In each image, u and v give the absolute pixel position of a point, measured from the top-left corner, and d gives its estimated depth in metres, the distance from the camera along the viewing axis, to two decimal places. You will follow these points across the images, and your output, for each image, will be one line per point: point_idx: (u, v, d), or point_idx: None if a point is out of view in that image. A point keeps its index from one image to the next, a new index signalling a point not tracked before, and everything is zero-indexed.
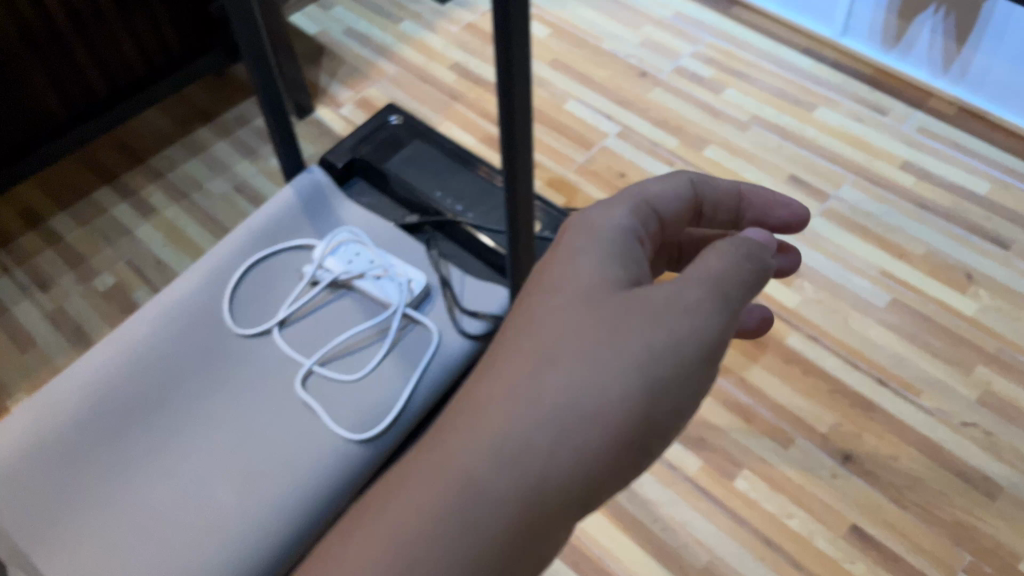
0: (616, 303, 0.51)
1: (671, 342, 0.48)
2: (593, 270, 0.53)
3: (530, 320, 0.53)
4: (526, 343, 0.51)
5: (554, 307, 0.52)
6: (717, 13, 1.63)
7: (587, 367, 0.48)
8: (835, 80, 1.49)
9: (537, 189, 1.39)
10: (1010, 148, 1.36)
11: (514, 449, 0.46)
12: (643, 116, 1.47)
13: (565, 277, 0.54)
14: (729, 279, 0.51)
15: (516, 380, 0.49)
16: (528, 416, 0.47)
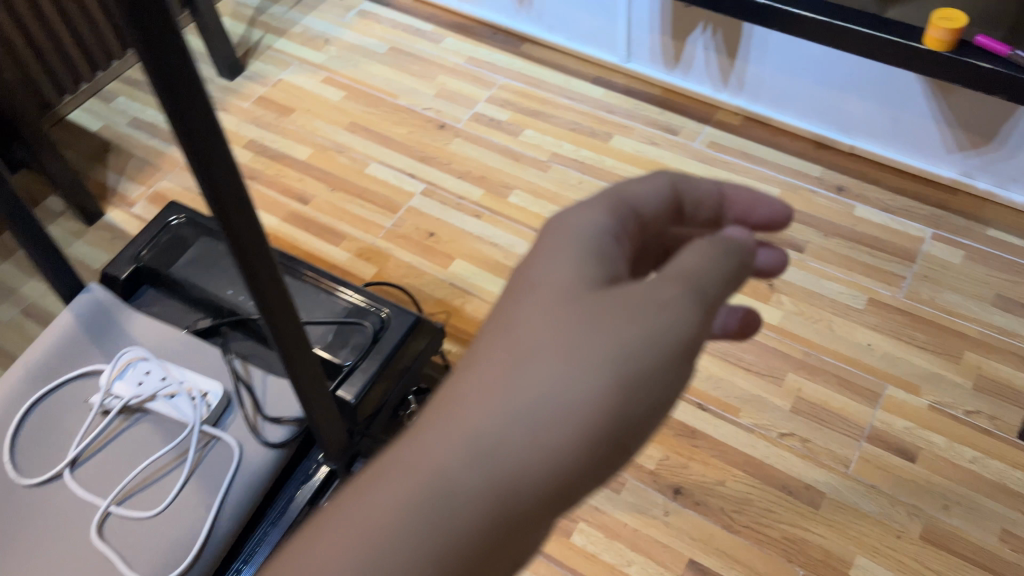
0: (596, 300, 0.42)
1: (655, 344, 0.41)
2: (573, 267, 0.44)
3: (497, 322, 0.44)
4: (496, 351, 0.42)
5: (527, 309, 0.43)
6: (508, 52, 1.64)
7: (563, 376, 0.40)
8: (627, 107, 1.52)
9: (346, 262, 1.35)
10: (795, 151, 1.42)
11: (480, 476, 0.38)
12: (445, 170, 1.46)
13: (537, 272, 0.44)
14: (709, 273, 0.44)
15: (488, 394, 0.40)
16: (502, 439, 0.38)
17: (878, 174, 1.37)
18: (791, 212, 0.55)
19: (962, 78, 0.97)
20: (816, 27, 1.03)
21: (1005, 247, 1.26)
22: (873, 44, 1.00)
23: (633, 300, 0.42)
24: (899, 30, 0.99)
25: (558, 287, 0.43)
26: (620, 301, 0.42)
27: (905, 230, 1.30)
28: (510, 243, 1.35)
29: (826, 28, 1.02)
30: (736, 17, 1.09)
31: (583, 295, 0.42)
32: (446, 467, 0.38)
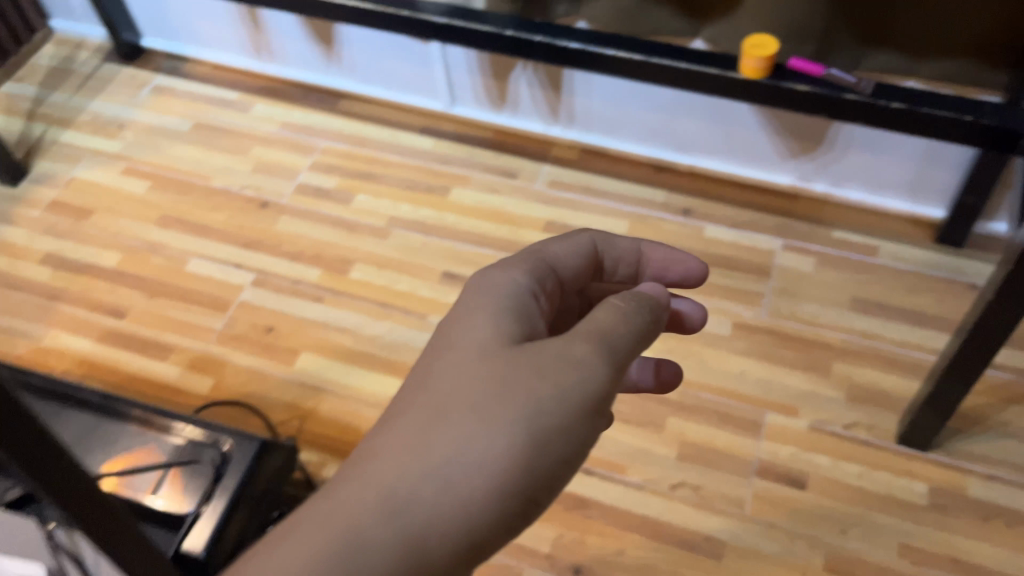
0: (509, 358, 0.48)
1: (559, 397, 0.46)
2: (491, 329, 0.50)
3: (424, 379, 0.49)
4: (423, 404, 0.47)
5: (450, 364, 0.49)
6: (325, 112, 1.53)
7: (478, 430, 0.45)
8: (460, 154, 1.44)
9: (178, 378, 1.21)
10: (636, 178, 1.38)
11: (402, 512, 0.42)
12: (276, 253, 1.34)
13: (458, 335, 0.51)
14: (615, 332, 0.49)
15: (416, 442, 0.45)
16: (422, 482, 0.43)
17: (720, 190, 1.36)
18: (704, 272, 0.67)
19: (782, 102, 0.94)
20: (632, 65, 0.98)
21: (850, 247, 1.27)
22: (691, 77, 0.96)
23: (542, 358, 0.47)
24: (714, 60, 0.95)
25: (476, 347, 0.49)
26: (529, 359, 0.47)
27: (756, 244, 1.29)
28: (359, 325, 1.24)
29: (642, 66, 0.97)
30: (549, 62, 1.03)
31: (498, 354, 0.48)
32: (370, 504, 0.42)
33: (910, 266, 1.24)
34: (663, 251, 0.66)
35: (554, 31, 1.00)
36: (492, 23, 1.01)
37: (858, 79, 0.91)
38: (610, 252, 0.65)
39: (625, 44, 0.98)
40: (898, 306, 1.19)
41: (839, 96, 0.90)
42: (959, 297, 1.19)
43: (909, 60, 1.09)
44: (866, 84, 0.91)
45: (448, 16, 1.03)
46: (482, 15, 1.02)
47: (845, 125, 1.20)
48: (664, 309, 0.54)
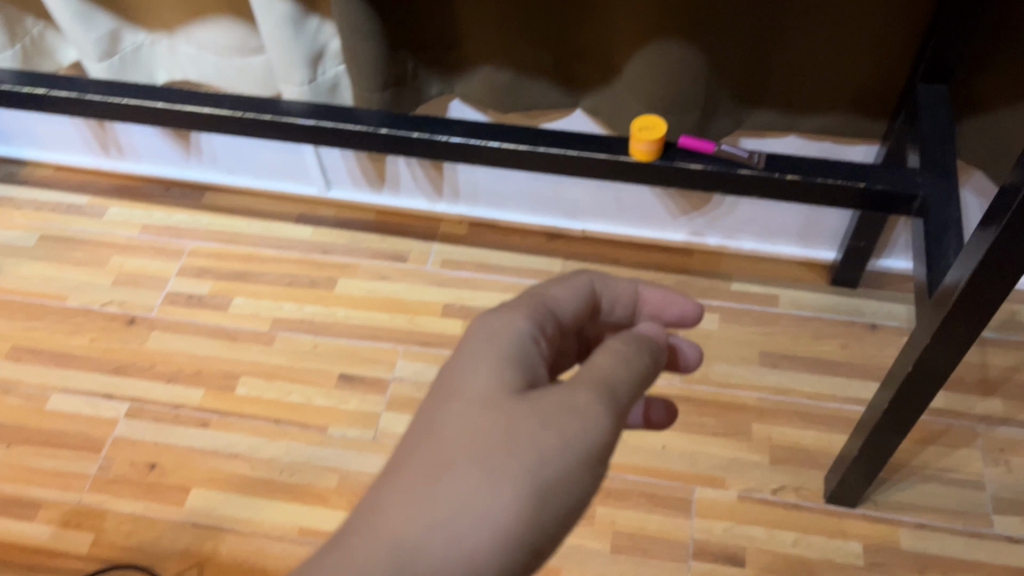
0: (518, 405, 0.48)
1: (568, 448, 0.47)
2: (500, 371, 0.50)
3: (432, 423, 0.48)
4: (436, 448, 0.47)
5: (463, 407, 0.48)
6: (190, 209, 1.41)
7: (494, 479, 0.45)
8: (343, 241, 1.36)
9: (51, 539, 1.07)
10: (530, 249, 1.34)
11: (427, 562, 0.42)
12: (150, 376, 1.21)
13: (465, 378, 0.50)
14: (609, 386, 0.51)
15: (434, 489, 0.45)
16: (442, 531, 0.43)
17: (617, 253, 1.33)
18: (699, 311, 0.71)
19: (676, 180, 0.92)
20: (518, 156, 0.93)
21: (751, 298, 1.26)
22: (581, 163, 0.92)
23: (549, 408, 0.48)
24: (602, 144, 0.92)
25: (485, 394, 0.48)
26: (537, 408, 0.48)
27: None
28: (253, 447, 1.14)
29: (529, 156, 0.92)
30: (429, 157, 0.97)
31: (508, 401, 0.48)
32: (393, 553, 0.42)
33: (811, 311, 1.24)
34: (661, 292, 0.69)
35: (432, 125, 0.95)
36: (365, 122, 0.95)
37: (749, 152, 0.90)
38: (608, 292, 0.66)
39: (508, 134, 0.93)
40: (806, 355, 1.19)
41: (732, 172, 0.89)
42: (861, 339, 1.20)
43: (790, 117, 1.08)
44: (757, 157, 0.89)
45: (316, 117, 0.96)
46: (354, 115, 0.97)
47: (731, 199, 1.21)
48: (655, 367, 0.57)
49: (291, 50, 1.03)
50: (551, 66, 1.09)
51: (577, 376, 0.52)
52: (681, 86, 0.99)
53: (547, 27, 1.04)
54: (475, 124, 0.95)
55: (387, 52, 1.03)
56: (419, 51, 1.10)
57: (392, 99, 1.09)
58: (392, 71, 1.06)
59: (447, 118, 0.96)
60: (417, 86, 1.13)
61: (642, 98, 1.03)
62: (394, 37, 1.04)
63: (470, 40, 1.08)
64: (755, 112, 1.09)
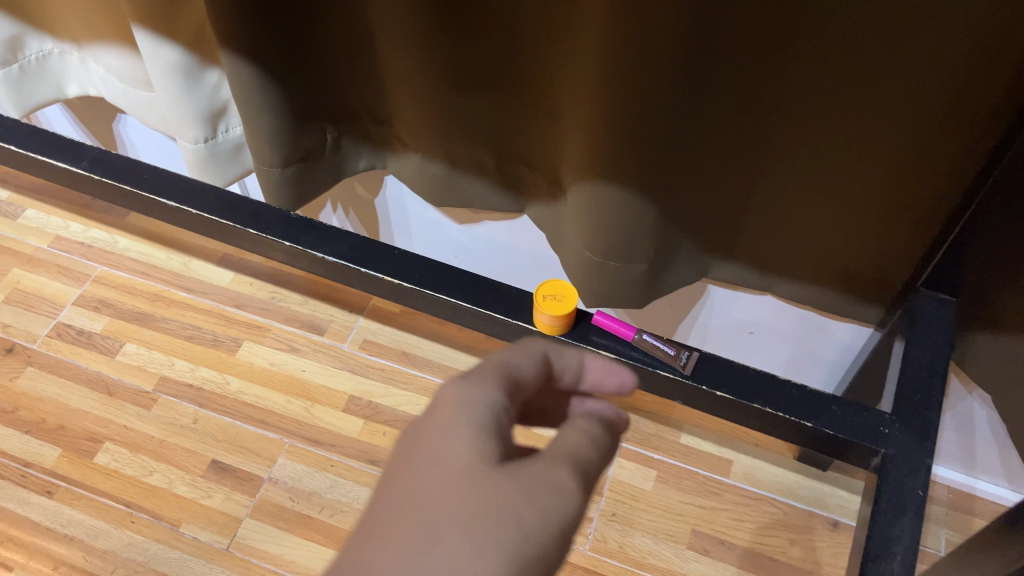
0: (497, 476, 0.39)
1: (550, 522, 0.38)
2: (475, 436, 0.40)
3: (399, 487, 0.38)
4: (410, 519, 0.37)
5: (438, 479, 0.38)
6: (112, 227, 1.28)
7: (477, 546, 0.36)
8: (262, 297, 1.21)
9: None
10: (465, 344, 1.17)
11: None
12: (8, 422, 1.09)
13: (434, 441, 0.40)
14: (582, 464, 0.43)
15: (413, 552, 0.35)
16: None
17: None
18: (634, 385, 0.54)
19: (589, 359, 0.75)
20: (407, 294, 0.77)
21: (699, 459, 1.07)
22: (478, 318, 0.76)
23: (528, 479, 0.39)
24: (506, 300, 0.75)
25: (458, 466, 0.39)
26: (516, 479, 0.39)
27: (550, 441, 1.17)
28: (92, 531, 1.00)
29: (418, 296, 0.77)
30: (317, 273, 0.82)
31: (487, 472, 0.39)
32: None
33: (764, 490, 1.04)
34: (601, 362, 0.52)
35: (318, 236, 0.79)
36: (242, 220, 0.80)
37: (676, 348, 0.72)
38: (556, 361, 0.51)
39: (399, 265, 0.77)
40: (746, 547, 1.00)
41: (652, 372, 0.72)
42: (815, 540, 1.00)
43: (766, 278, 0.89)
44: (687, 356, 0.72)
45: (189, 202, 0.82)
46: (250, 207, 0.81)
47: None
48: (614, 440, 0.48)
49: (183, 105, 0.88)
50: (492, 167, 0.91)
51: (548, 450, 0.43)
52: (624, 236, 0.80)
53: (485, 125, 0.87)
54: (369, 243, 0.79)
55: (293, 123, 0.87)
56: (341, 121, 0.94)
57: (299, 173, 0.92)
58: (299, 143, 0.90)
59: (341, 229, 0.80)
60: (339, 157, 0.96)
61: (580, 236, 0.84)
62: (304, 105, 0.88)
63: (400, 121, 0.92)
64: (726, 265, 0.90)
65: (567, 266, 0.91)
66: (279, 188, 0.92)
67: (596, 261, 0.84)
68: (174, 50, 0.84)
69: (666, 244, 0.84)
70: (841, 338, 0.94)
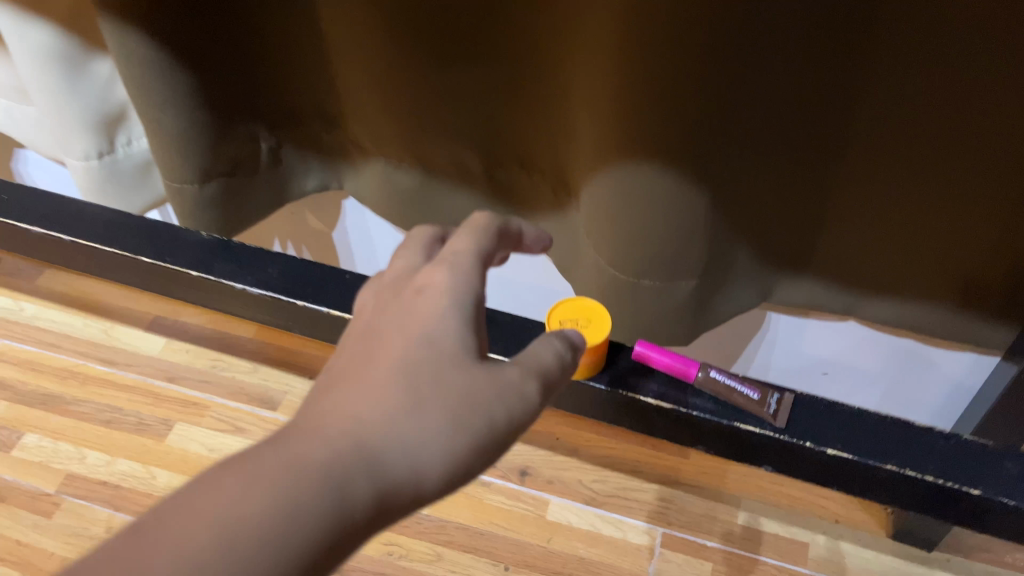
0: (475, 368, 0.37)
1: (510, 417, 0.38)
2: (456, 322, 0.39)
3: (380, 358, 0.37)
4: (383, 382, 0.35)
5: (414, 352, 0.37)
6: (19, 292, 1.05)
7: (442, 423, 0.35)
8: (200, 366, 0.98)
9: None
10: None
11: (359, 495, 0.31)
12: None
13: (421, 321, 0.38)
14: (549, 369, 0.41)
15: (382, 414, 0.34)
16: (376, 461, 0.33)
17: (578, 438, 0.92)
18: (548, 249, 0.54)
19: (628, 410, 0.52)
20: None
21: (763, 544, 0.83)
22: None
23: (505, 381, 0.38)
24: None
25: (441, 348, 0.37)
26: (492, 376, 0.38)
27: (583, 524, 0.86)
28: None
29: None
30: (238, 314, 0.59)
31: (464, 360, 0.38)
32: (331, 463, 0.31)
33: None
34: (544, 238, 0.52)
35: (235, 259, 0.57)
36: (135, 246, 0.58)
37: (761, 390, 0.49)
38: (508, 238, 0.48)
39: (346, 294, 0.55)
40: None
41: (726, 425, 0.48)
42: None
43: (849, 294, 0.67)
44: (776, 401, 0.48)
45: (54, 225, 0.60)
46: (156, 227, 0.59)
47: None
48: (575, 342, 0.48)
49: (64, 105, 0.66)
50: (478, 173, 0.69)
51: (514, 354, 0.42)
52: (663, 240, 0.58)
53: (464, 116, 0.65)
54: (306, 265, 0.57)
55: (207, 124, 0.66)
56: (280, 125, 0.72)
57: (223, 191, 0.70)
58: (220, 151, 0.68)
59: (267, 248, 0.58)
60: (281, 173, 0.75)
61: (599, 246, 0.62)
62: (222, 100, 0.66)
63: (356, 120, 0.70)
64: (795, 281, 0.67)
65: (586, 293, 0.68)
66: (198, 212, 0.71)
67: (625, 276, 0.61)
68: (43, 29, 0.62)
69: (719, 254, 0.62)
70: (949, 373, 0.72)
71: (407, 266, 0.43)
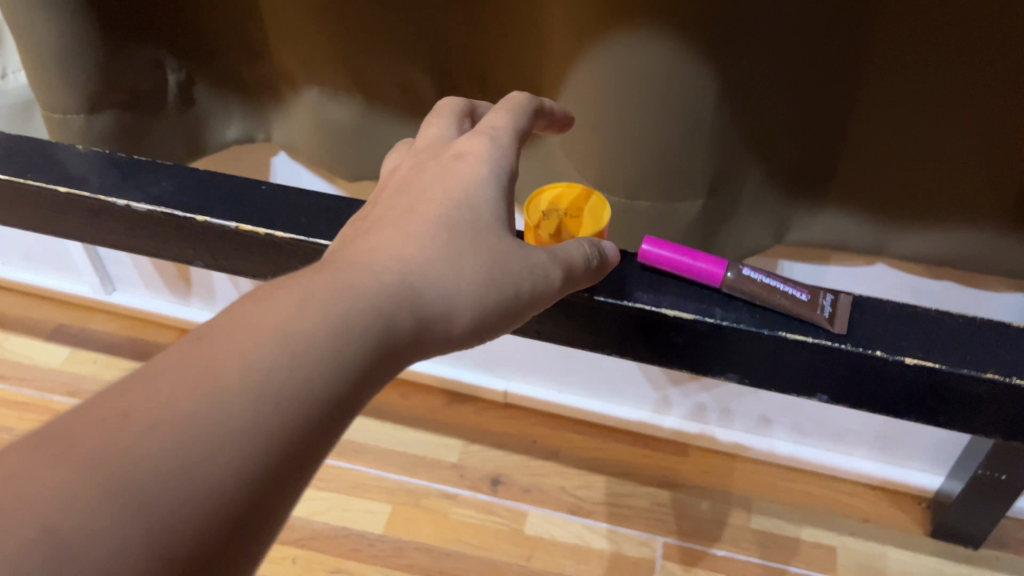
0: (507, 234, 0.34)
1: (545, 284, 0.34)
2: (496, 185, 0.36)
3: (420, 207, 0.34)
4: (425, 225, 0.32)
5: (455, 205, 0.34)
6: None
7: (479, 271, 0.32)
8: (110, 378, 0.88)
9: None
10: (410, 422, 0.84)
11: (407, 328, 0.29)
12: None
13: (458, 183, 0.35)
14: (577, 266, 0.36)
15: (432, 255, 0.31)
16: (427, 301, 0.30)
17: (558, 440, 0.82)
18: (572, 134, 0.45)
19: (633, 333, 0.40)
20: (277, 253, 0.43)
21: (771, 551, 0.73)
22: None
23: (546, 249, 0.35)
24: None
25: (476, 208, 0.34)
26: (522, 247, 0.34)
27: (567, 535, 0.75)
28: None
29: (297, 252, 0.42)
30: (128, 253, 0.47)
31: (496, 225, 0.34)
32: (375, 290, 0.28)
33: None
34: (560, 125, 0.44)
35: (117, 172, 0.45)
36: None
37: (810, 291, 0.38)
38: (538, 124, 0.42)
39: (259, 205, 0.43)
40: None
41: (769, 337, 0.37)
42: None
43: (879, 225, 0.54)
44: (829, 305, 0.37)
45: None
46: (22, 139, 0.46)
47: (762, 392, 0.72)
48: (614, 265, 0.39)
49: None
50: (432, 101, 0.57)
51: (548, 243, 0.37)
52: (664, 141, 0.46)
53: (409, 21, 0.52)
54: (208, 177, 0.45)
55: (92, 38, 0.53)
56: (190, 54, 0.59)
57: (120, 127, 0.59)
58: (112, 79, 0.56)
59: (159, 160, 0.46)
60: (193, 118, 0.62)
61: (582, 164, 0.51)
62: (111, 13, 0.54)
63: (279, 43, 0.57)
64: (815, 207, 0.55)
65: None
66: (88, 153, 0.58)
67: (617, 197, 0.50)
68: None
69: (727, 167, 0.50)
70: None
71: (442, 135, 0.40)
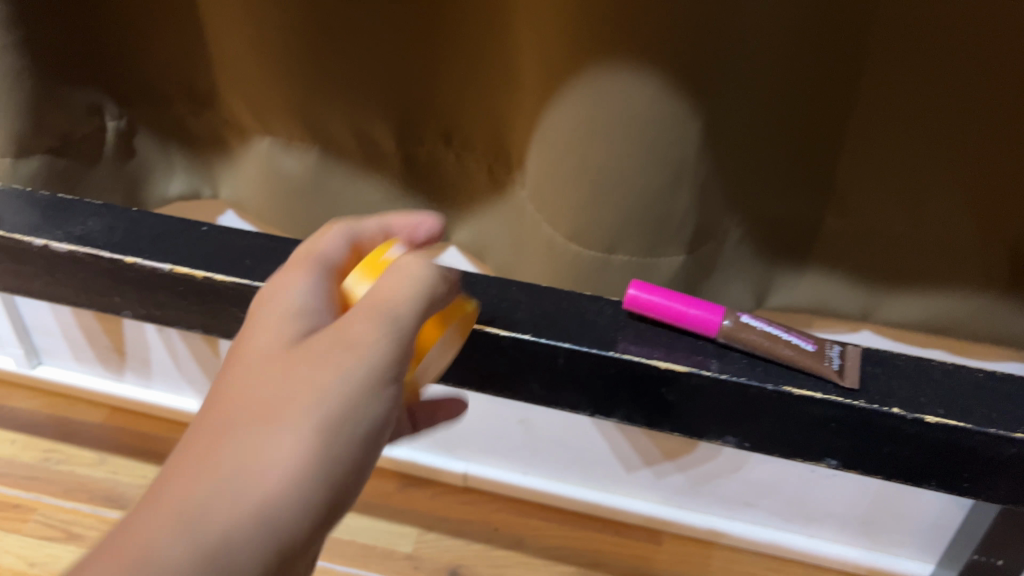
0: (306, 359, 0.29)
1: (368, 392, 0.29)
2: (292, 329, 0.31)
3: (230, 379, 0.30)
4: (222, 412, 0.28)
5: (243, 381, 0.29)
6: None
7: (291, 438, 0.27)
8: (28, 461, 0.80)
9: None
10: (359, 504, 0.78)
11: (223, 554, 0.25)
12: None
13: (242, 344, 0.31)
14: (396, 303, 0.30)
15: (232, 447, 0.27)
16: (230, 519, 0.26)
17: (520, 526, 0.76)
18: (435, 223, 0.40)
19: (621, 391, 0.36)
20: (213, 299, 0.39)
21: None
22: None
23: (389, 322, 0.29)
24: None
25: (272, 359, 0.29)
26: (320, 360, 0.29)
27: None
28: None
29: (237, 297, 0.38)
30: (48, 300, 0.43)
31: (296, 353, 0.29)
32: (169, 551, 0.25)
33: None
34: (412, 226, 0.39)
35: (40, 209, 0.41)
36: None
37: (815, 342, 0.36)
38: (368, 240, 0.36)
39: (198, 245, 0.39)
40: None
41: (773, 392, 0.34)
42: None
43: (866, 290, 0.51)
44: (834, 357, 0.35)
45: None
46: None
47: (742, 469, 0.68)
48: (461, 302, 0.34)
49: None
50: (393, 155, 0.54)
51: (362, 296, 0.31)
52: (646, 190, 0.43)
53: (363, 60, 0.49)
54: (142, 217, 0.41)
55: (21, 71, 0.49)
56: (132, 100, 0.56)
57: (48, 174, 0.54)
58: (43, 124, 0.52)
59: (89, 200, 0.42)
60: (132, 169, 0.58)
61: (555, 217, 0.47)
62: (43, 49, 0.49)
63: (230, 87, 0.54)
64: (799, 271, 0.52)
65: (533, 280, 0.53)
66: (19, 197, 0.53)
67: (592, 251, 0.47)
68: None
69: (712, 221, 0.47)
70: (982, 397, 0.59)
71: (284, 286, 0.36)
